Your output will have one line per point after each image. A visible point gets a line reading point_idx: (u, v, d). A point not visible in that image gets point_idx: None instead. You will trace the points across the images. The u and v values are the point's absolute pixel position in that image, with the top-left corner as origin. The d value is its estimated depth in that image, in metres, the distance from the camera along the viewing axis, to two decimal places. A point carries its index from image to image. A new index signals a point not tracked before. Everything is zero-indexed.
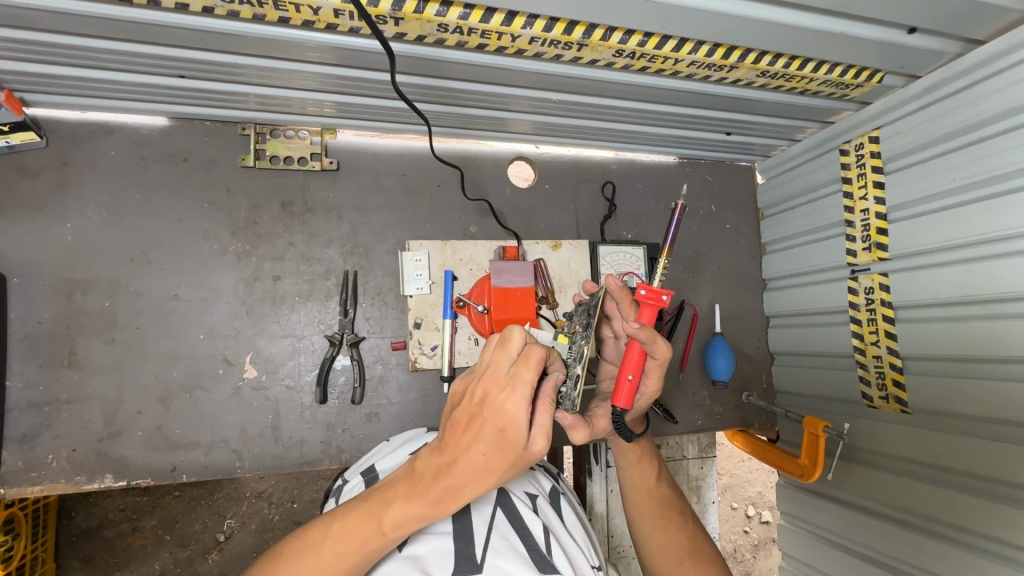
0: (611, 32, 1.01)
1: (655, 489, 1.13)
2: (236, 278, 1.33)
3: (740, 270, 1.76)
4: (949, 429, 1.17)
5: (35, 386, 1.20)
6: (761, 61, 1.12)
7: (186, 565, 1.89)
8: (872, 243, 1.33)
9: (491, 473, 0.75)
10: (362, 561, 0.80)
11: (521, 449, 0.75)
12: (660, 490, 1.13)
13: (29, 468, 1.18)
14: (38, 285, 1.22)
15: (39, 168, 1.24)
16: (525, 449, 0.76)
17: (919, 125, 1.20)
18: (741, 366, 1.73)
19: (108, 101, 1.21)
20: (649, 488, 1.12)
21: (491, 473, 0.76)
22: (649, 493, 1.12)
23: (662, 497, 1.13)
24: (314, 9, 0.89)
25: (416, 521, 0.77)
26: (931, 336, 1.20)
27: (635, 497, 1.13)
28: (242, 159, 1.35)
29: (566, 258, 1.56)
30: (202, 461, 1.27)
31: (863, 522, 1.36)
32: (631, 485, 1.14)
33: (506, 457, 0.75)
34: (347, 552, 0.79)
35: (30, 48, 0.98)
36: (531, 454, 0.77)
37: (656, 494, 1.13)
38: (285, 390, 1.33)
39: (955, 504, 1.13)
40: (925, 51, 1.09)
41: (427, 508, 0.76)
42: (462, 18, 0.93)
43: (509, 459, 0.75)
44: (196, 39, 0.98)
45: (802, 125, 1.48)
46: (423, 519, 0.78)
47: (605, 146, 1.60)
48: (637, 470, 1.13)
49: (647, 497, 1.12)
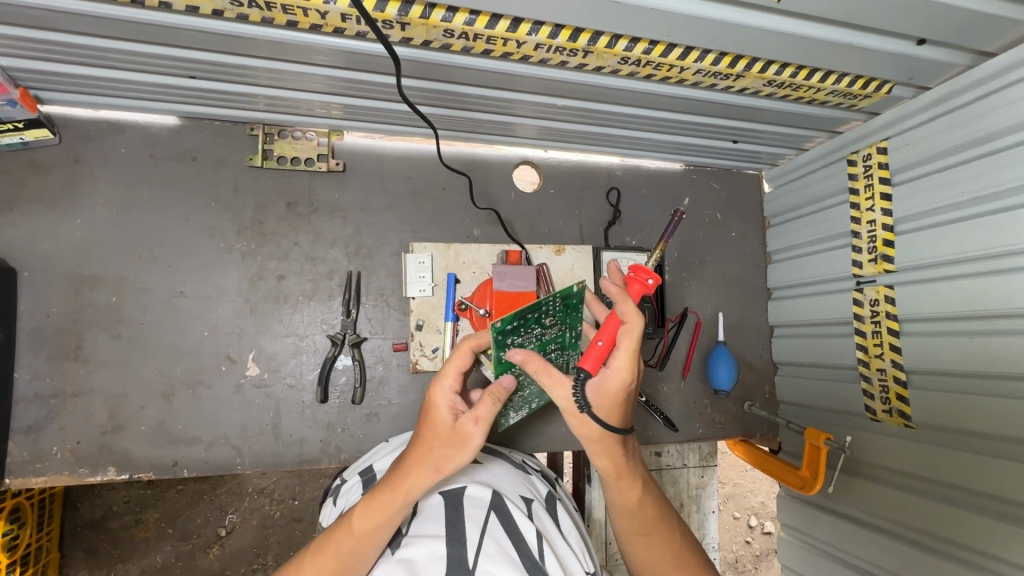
0: (617, 39, 1.01)
1: (640, 509, 0.99)
2: (241, 276, 1.34)
3: (745, 278, 1.75)
4: (953, 445, 1.15)
5: (42, 378, 1.22)
6: (768, 70, 1.12)
7: (187, 559, 1.91)
8: (878, 255, 1.31)
9: (430, 458, 0.85)
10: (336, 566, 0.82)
11: (449, 423, 0.87)
12: (648, 509, 0.99)
13: (33, 459, 1.20)
14: (47, 279, 1.24)
15: (51, 165, 1.26)
16: (453, 428, 0.86)
17: (928, 137, 1.19)
18: (744, 375, 1.72)
19: (120, 100, 1.23)
20: (634, 506, 0.99)
21: (430, 458, 0.85)
22: (634, 510, 0.99)
23: (650, 515, 0.99)
24: (321, 13, 0.90)
25: (374, 509, 0.84)
26: (936, 350, 1.18)
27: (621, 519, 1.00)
28: (250, 159, 1.37)
29: (569, 263, 1.56)
30: (203, 457, 1.28)
31: (863, 537, 1.34)
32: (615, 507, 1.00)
33: (441, 439, 0.86)
34: (324, 564, 0.83)
35: (44, 48, 1.00)
36: (462, 433, 0.86)
37: (643, 514, 0.99)
38: (287, 389, 1.34)
39: (956, 521, 1.11)
40: (934, 62, 1.08)
41: (381, 493, 0.85)
42: (468, 24, 0.94)
43: (442, 440, 0.86)
44: (205, 40, 0.99)
45: (809, 134, 1.47)
46: (380, 510, 0.84)
47: (610, 151, 1.60)
48: (623, 492, 0.98)
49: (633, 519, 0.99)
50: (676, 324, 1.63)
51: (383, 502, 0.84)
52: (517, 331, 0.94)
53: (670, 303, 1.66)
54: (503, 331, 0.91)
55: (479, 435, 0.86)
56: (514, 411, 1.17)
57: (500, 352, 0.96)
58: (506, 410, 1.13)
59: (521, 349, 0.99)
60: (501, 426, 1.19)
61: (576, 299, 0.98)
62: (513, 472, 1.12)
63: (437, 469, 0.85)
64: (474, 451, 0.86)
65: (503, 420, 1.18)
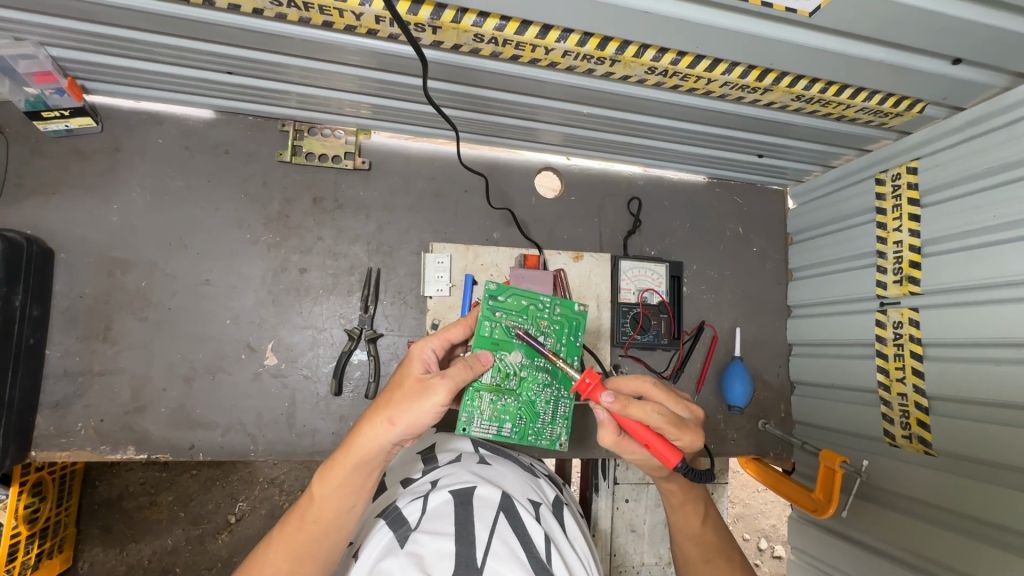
0: (645, 49, 1.01)
1: (700, 535, 1.16)
2: (265, 267, 1.38)
3: (766, 295, 1.73)
4: (975, 476, 1.11)
5: (72, 356, 1.27)
6: (796, 85, 1.11)
7: (197, 543, 1.94)
8: (903, 276, 1.29)
9: (389, 409, 0.89)
10: (301, 533, 0.88)
11: (414, 380, 0.92)
12: (705, 536, 1.16)
13: (59, 434, 1.24)
14: (81, 261, 1.29)
15: (92, 152, 1.32)
16: (418, 382, 0.91)
17: (960, 159, 1.16)
18: (759, 392, 1.69)
19: (161, 92, 1.28)
20: (693, 533, 1.16)
21: (389, 409, 0.89)
22: (693, 538, 1.16)
23: (707, 543, 1.16)
24: (356, 15, 0.93)
25: (331, 473, 0.89)
26: (962, 376, 1.15)
27: (682, 540, 1.18)
28: (280, 154, 1.40)
29: (587, 270, 1.55)
30: (219, 441, 1.31)
31: (876, 565, 1.30)
32: (677, 529, 1.17)
33: (403, 392, 0.91)
34: (289, 533, 0.88)
35: (92, 40, 1.05)
36: (423, 385, 0.90)
37: (703, 539, 1.16)
38: (303, 379, 1.37)
39: (975, 555, 1.07)
40: (970, 83, 1.06)
41: (339, 454, 0.90)
42: (497, 29, 0.96)
43: (404, 392, 0.90)
44: (243, 38, 1.03)
45: (836, 151, 1.46)
46: (336, 471, 0.88)
47: (633, 161, 1.60)
48: (684, 516, 1.15)
49: (694, 544, 1.16)
50: (692, 337, 1.62)
51: (344, 455, 0.89)
52: (506, 308, 1.10)
53: (687, 315, 1.65)
54: (495, 298, 1.09)
55: (440, 385, 0.89)
56: (482, 422, 1.06)
57: (485, 321, 1.08)
58: (475, 408, 1.05)
59: (505, 328, 1.09)
60: (460, 432, 1.04)
61: (575, 322, 1.14)
62: (523, 474, 1.12)
63: (393, 419, 0.87)
64: (432, 403, 0.87)
65: (465, 426, 1.05)
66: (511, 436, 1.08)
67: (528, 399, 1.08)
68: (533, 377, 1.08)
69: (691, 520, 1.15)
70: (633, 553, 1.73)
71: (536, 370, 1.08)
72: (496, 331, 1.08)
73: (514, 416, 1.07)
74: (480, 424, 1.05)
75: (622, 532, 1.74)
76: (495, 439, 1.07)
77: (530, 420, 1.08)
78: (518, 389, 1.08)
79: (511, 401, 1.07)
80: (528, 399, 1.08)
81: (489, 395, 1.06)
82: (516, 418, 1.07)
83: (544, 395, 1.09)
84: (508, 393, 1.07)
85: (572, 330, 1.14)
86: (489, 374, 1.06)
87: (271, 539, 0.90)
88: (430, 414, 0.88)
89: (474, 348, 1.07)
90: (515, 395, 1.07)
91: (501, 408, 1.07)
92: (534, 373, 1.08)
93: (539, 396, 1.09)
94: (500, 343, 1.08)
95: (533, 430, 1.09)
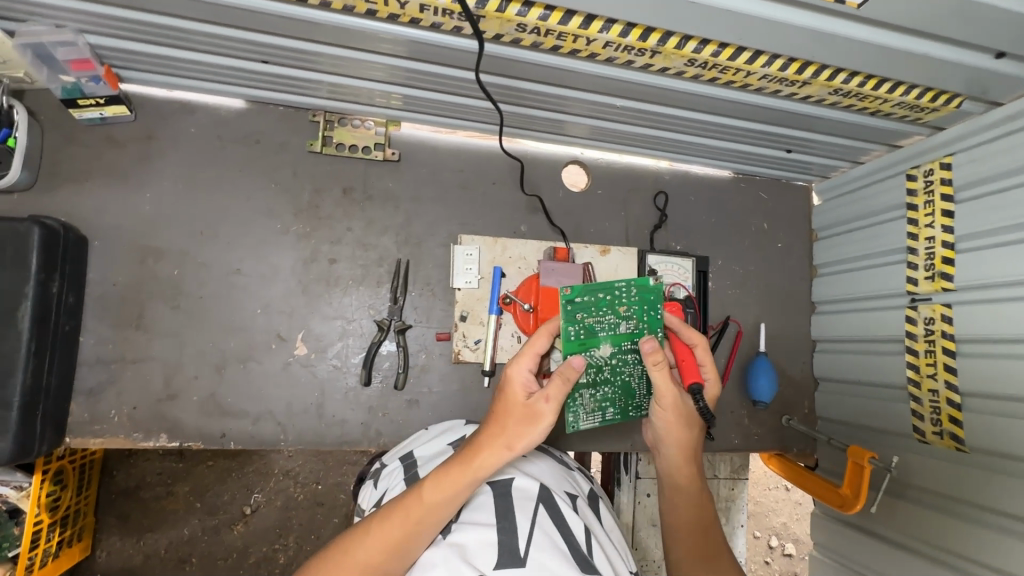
0: (687, 41, 1.01)
1: (705, 530, 1.11)
2: (296, 258, 1.38)
3: (790, 290, 1.73)
4: (1010, 472, 1.11)
5: (105, 344, 1.27)
6: (835, 78, 1.11)
7: (212, 534, 1.95)
8: (936, 272, 1.28)
9: (507, 434, 0.89)
10: (403, 550, 0.84)
11: (525, 404, 0.93)
12: (711, 532, 1.11)
13: (92, 420, 1.25)
14: (115, 249, 1.29)
15: (125, 140, 1.32)
16: (532, 408, 0.92)
17: (997, 154, 1.16)
18: (783, 389, 1.69)
19: (195, 81, 1.28)
20: (700, 528, 1.10)
21: (507, 435, 0.89)
22: (699, 532, 1.10)
23: (712, 539, 1.10)
24: (401, 3, 0.93)
25: (441, 495, 0.85)
26: (997, 373, 1.14)
27: (682, 535, 1.11)
28: (310, 144, 1.41)
29: (614, 265, 1.56)
30: (249, 430, 1.32)
31: (904, 561, 1.30)
32: (679, 522, 1.11)
33: (516, 416, 0.91)
34: (388, 550, 0.84)
35: (133, 27, 1.05)
36: (537, 412, 0.92)
37: (705, 535, 1.10)
38: (332, 370, 1.37)
39: (1010, 551, 1.07)
40: (1011, 77, 1.06)
41: (451, 475, 0.87)
42: (541, 19, 0.96)
43: (518, 417, 0.91)
44: (284, 26, 1.03)
45: (867, 147, 1.45)
46: (450, 492, 0.85)
47: (660, 155, 1.60)
48: (691, 506, 1.11)
49: (698, 537, 1.10)
50: (718, 331, 1.61)
51: (457, 467, 0.87)
52: (586, 307, 1.10)
53: (712, 310, 1.65)
54: (573, 300, 1.09)
55: (552, 413, 0.92)
56: (586, 415, 1.16)
57: (569, 325, 1.08)
58: (578, 405, 1.15)
59: (589, 327, 1.10)
60: (571, 431, 1.14)
61: (653, 297, 1.13)
62: (557, 467, 1.12)
63: (512, 446, 0.88)
64: (546, 428, 0.91)
65: (574, 424, 1.15)
66: (615, 416, 1.19)
67: (624, 381, 1.16)
68: (624, 361, 1.14)
69: (698, 512, 1.11)
70: (654, 548, 1.73)
71: (626, 354, 1.14)
72: (581, 332, 1.09)
73: (614, 400, 1.17)
74: (586, 417, 1.16)
75: (643, 526, 1.74)
76: (602, 424, 1.18)
77: (629, 399, 1.18)
78: (613, 377, 1.15)
79: (608, 388, 1.16)
80: (624, 383, 1.16)
81: (588, 391, 1.14)
82: (616, 401, 1.17)
83: (638, 372, 1.16)
84: (604, 383, 1.15)
85: (652, 306, 1.13)
86: (585, 375, 1.13)
87: (361, 536, 0.86)
88: (542, 438, 0.91)
89: (565, 353, 1.09)
90: (611, 382, 1.15)
91: (601, 398, 1.16)
92: (624, 357, 1.14)
93: (633, 376, 1.16)
94: (587, 342, 1.10)
95: (634, 405, 1.19)
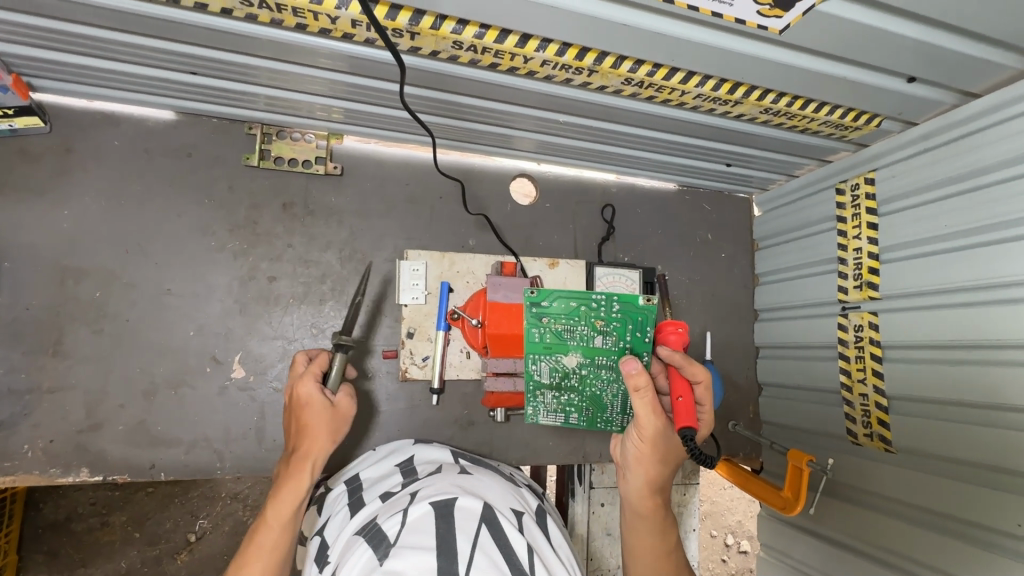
0: (622, 60, 1.03)
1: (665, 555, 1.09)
2: (232, 276, 1.32)
3: (733, 299, 1.78)
4: (933, 471, 1.18)
5: (18, 373, 1.18)
6: (764, 98, 1.15)
7: (153, 565, 1.84)
8: (863, 282, 1.35)
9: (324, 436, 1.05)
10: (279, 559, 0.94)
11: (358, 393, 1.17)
12: (671, 557, 1.10)
13: (3, 457, 1.15)
14: (28, 271, 1.20)
15: (39, 153, 1.23)
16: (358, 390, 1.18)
17: (915, 170, 1.23)
18: (729, 395, 1.73)
19: (117, 91, 1.21)
20: (659, 553, 1.09)
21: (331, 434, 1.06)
22: (659, 557, 1.09)
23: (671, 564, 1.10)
24: (332, 18, 0.90)
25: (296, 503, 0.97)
26: (918, 377, 1.21)
27: (640, 558, 1.10)
28: (247, 158, 1.35)
29: (563, 276, 1.57)
30: (182, 459, 1.25)
31: (843, 559, 1.35)
32: (639, 546, 1.10)
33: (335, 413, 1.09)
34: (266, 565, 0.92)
35: (42, 35, 0.98)
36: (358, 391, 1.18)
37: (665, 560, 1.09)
38: (273, 393, 1.32)
39: (935, 547, 1.13)
40: (923, 100, 1.13)
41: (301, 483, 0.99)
42: (477, 37, 0.95)
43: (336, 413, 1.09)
44: (210, 38, 0.99)
45: (799, 162, 1.52)
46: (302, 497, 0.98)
47: (607, 168, 1.62)
48: (652, 531, 1.10)
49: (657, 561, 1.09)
50: None
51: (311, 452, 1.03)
52: (555, 313, 1.17)
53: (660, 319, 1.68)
54: (541, 305, 1.17)
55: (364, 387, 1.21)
56: (547, 413, 1.27)
57: (534, 329, 1.19)
58: (541, 403, 1.27)
59: (555, 333, 1.18)
60: (530, 423, 1.26)
61: (638, 317, 1.16)
62: (504, 484, 1.12)
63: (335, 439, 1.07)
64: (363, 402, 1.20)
65: (533, 417, 1.27)
66: (579, 422, 1.28)
67: (592, 393, 1.24)
68: (594, 374, 1.21)
69: (659, 537, 1.10)
70: (609, 556, 1.74)
71: (596, 368, 1.20)
72: (547, 336, 1.19)
73: (580, 407, 1.26)
74: (546, 415, 1.28)
75: (599, 535, 1.75)
76: (564, 425, 1.28)
77: (597, 411, 1.26)
78: (579, 387, 1.23)
79: (574, 395, 1.25)
80: (593, 394, 1.24)
81: (552, 393, 1.25)
82: (582, 409, 1.26)
83: (609, 389, 1.23)
84: (570, 390, 1.24)
85: (636, 326, 1.16)
86: (549, 376, 1.22)
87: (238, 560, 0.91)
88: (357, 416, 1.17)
89: (529, 353, 1.21)
90: (578, 391, 1.23)
91: (565, 402, 1.26)
92: (595, 370, 1.20)
93: (603, 390, 1.24)
94: (553, 347, 1.19)
95: (601, 419, 1.27)
